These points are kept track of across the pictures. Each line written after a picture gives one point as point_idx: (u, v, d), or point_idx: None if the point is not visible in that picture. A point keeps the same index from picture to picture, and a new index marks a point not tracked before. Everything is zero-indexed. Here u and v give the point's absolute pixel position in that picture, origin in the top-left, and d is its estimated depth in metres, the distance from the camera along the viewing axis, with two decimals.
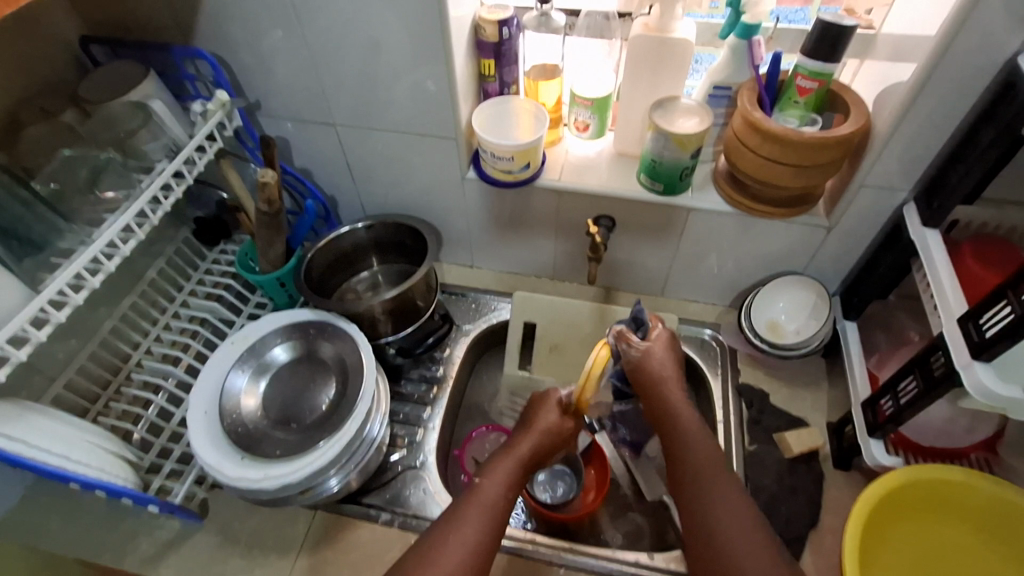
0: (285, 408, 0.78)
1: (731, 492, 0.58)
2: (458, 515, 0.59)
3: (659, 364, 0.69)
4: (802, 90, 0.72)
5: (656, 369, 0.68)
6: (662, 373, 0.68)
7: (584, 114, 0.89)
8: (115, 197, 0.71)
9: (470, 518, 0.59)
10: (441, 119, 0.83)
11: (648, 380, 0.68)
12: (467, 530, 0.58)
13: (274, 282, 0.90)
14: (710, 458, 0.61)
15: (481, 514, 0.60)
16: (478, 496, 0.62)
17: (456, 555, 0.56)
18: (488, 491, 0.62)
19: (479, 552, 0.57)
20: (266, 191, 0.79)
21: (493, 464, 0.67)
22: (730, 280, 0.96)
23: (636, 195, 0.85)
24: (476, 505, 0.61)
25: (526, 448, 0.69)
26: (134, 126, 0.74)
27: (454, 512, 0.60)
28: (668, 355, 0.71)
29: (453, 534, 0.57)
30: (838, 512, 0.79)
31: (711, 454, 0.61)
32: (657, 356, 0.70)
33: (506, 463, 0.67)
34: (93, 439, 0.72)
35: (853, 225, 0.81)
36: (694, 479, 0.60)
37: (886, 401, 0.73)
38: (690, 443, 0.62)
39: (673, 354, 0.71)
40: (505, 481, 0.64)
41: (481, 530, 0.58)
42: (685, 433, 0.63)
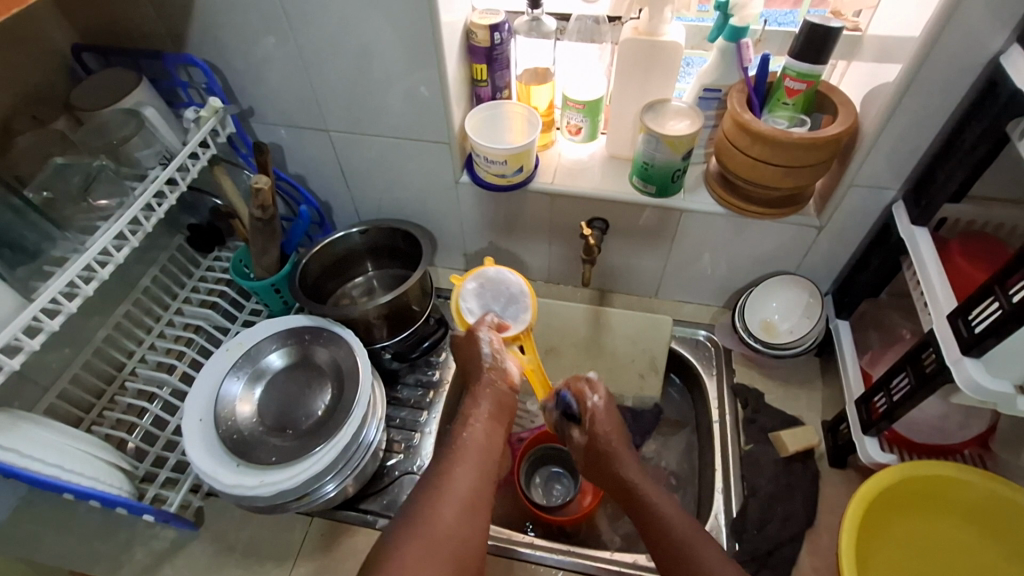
0: (281, 413, 0.77)
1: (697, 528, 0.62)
2: (448, 470, 0.60)
3: (619, 454, 0.70)
4: (791, 92, 0.73)
5: (613, 458, 0.70)
6: (613, 457, 0.70)
7: (576, 117, 0.89)
8: (108, 204, 0.71)
9: (458, 469, 0.61)
10: (434, 123, 0.84)
11: (604, 470, 0.71)
12: (456, 484, 0.59)
13: (268, 288, 0.90)
14: (684, 519, 0.63)
15: (468, 465, 0.61)
16: (462, 447, 0.63)
17: (448, 510, 0.57)
18: (468, 442, 0.64)
19: (471, 506, 0.58)
20: (260, 197, 0.78)
21: (468, 408, 0.68)
22: (724, 281, 0.97)
23: (629, 197, 0.86)
24: (465, 454, 0.62)
25: (486, 384, 0.70)
26: (127, 133, 0.74)
27: (442, 466, 0.61)
28: (615, 427, 0.72)
29: (447, 486, 0.59)
30: (835, 511, 0.80)
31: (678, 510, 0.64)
32: (604, 428, 0.72)
33: (482, 397, 0.69)
34: (86, 448, 0.71)
35: (843, 224, 0.82)
36: (675, 547, 0.60)
37: (879, 398, 0.73)
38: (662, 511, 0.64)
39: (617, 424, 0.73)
40: (478, 424, 0.67)
41: (473, 485, 0.60)
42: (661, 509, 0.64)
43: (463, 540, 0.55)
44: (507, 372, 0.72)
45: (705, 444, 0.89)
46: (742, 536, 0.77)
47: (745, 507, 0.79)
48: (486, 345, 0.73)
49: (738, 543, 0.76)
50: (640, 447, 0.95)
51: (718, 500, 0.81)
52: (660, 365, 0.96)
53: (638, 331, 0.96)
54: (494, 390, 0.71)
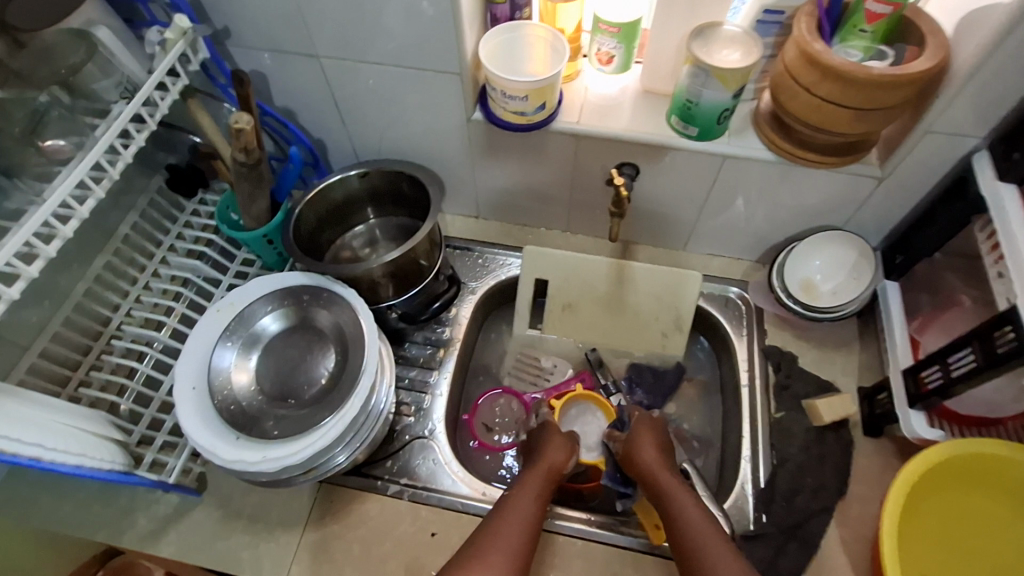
0: (282, 381, 0.71)
1: (712, 531, 0.64)
2: (477, 549, 0.62)
3: (644, 446, 0.75)
4: (872, 16, 0.62)
5: (638, 451, 0.75)
6: (648, 459, 0.73)
7: (608, 43, 0.76)
8: (63, 147, 0.61)
9: (498, 544, 0.63)
10: (443, 49, 0.71)
11: (643, 471, 0.73)
12: (483, 561, 0.61)
13: (259, 239, 0.81)
14: (703, 517, 0.65)
15: (498, 544, 0.63)
16: (495, 526, 0.65)
17: None
18: (512, 515, 0.66)
19: None
20: (243, 138, 0.67)
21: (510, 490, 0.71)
22: (760, 234, 0.88)
23: (666, 140, 0.75)
24: (498, 533, 0.64)
25: (537, 470, 0.73)
26: (78, 60, 0.62)
27: (473, 546, 0.63)
28: (648, 428, 0.78)
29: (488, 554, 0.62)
30: (867, 481, 0.76)
31: (697, 506, 0.67)
32: (640, 431, 0.78)
33: (524, 483, 0.71)
34: (70, 422, 0.64)
35: (909, 176, 0.72)
36: (691, 549, 0.63)
37: (931, 372, 0.67)
38: (692, 521, 0.65)
39: (659, 443, 0.76)
40: (518, 503, 0.68)
41: (502, 560, 0.61)
42: (678, 501, 0.68)
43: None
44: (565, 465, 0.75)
45: (731, 408, 0.85)
46: (770, 508, 0.74)
47: (774, 478, 0.75)
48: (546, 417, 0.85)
49: (765, 515, 0.74)
50: (661, 408, 0.91)
51: (745, 469, 0.77)
52: (686, 324, 0.90)
53: (662, 286, 0.89)
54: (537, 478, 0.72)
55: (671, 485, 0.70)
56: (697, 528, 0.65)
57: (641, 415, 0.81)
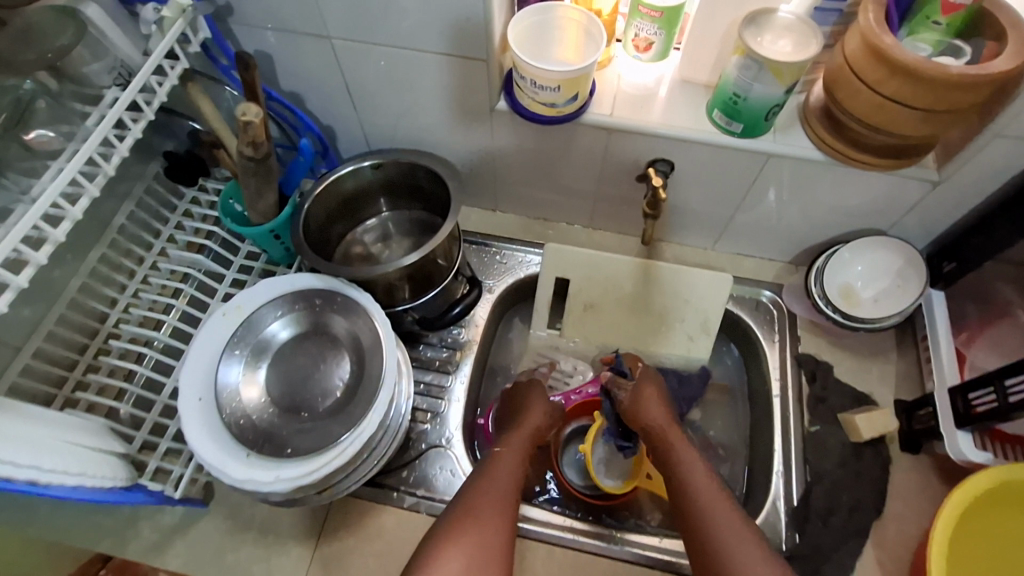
0: (294, 393, 0.67)
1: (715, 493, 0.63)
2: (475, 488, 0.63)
3: (650, 402, 0.73)
4: (948, 6, 0.56)
5: (643, 410, 0.72)
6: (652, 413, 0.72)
7: (648, 28, 0.69)
8: (52, 138, 0.55)
9: (493, 497, 0.62)
10: (468, 32, 0.65)
11: (642, 421, 0.72)
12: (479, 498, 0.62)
13: (267, 235, 0.76)
14: (709, 483, 0.64)
15: (494, 483, 0.64)
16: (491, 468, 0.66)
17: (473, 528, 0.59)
18: (502, 466, 0.66)
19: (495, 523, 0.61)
20: (251, 132, 0.62)
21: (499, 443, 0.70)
22: (798, 235, 0.83)
23: (707, 136, 0.70)
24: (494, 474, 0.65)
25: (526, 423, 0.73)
26: (66, 42, 0.56)
27: (471, 487, 0.64)
28: (652, 382, 0.76)
29: (483, 506, 0.61)
30: (905, 500, 0.73)
31: (701, 470, 0.66)
32: (644, 386, 0.76)
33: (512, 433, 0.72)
34: (65, 437, 0.59)
35: (969, 181, 0.67)
36: (691, 507, 0.62)
37: (984, 395, 0.64)
38: (688, 468, 0.66)
39: (663, 397, 0.75)
40: (508, 452, 0.69)
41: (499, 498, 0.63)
42: (676, 450, 0.68)
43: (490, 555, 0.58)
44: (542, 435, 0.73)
45: (762, 418, 0.81)
46: (804, 527, 0.71)
47: (808, 495, 0.72)
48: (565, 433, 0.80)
49: (799, 535, 0.71)
50: (686, 415, 0.87)
51: (776, 484, 0.74)
52: (713, 327, 0.86)
53: (691, 288, 0.85)
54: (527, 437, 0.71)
55: (669, 435, 0.70)
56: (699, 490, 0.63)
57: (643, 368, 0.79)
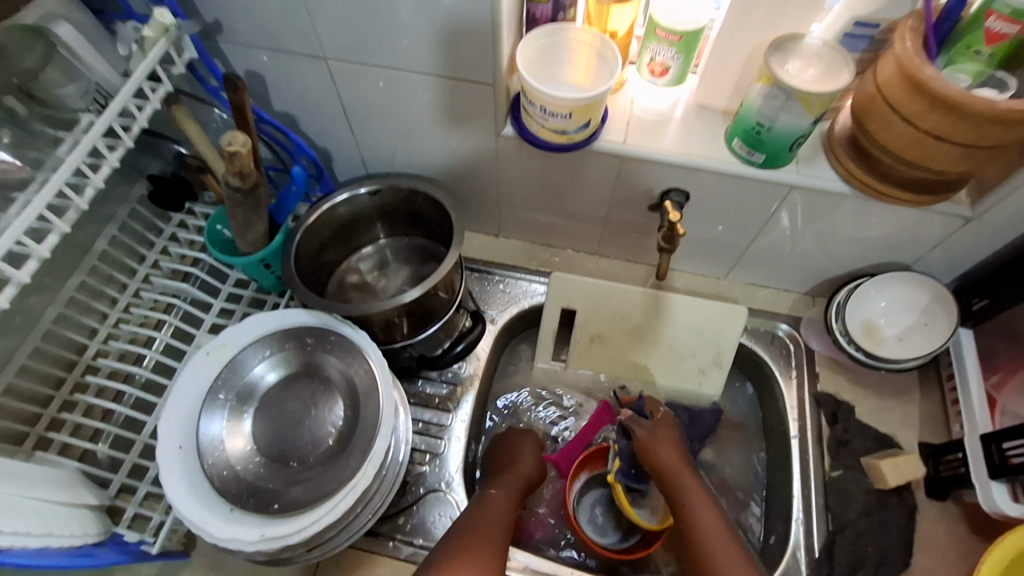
0: (282, 441, 0.62)
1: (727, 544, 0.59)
2: (468, 525, 0.61)
3: (663, 442, 0.68)
4: (992, 37, 0.52)
5: (657, 453, 0.67)
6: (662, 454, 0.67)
7: (665, 52, 0.65)
8: (19, 167, 0.50)
9: (486, 535, 0.60)
10: (475, 54, 0.61)
11: (655, 463, 0.67)
12: (473, 533, 0.60)
13: (256, 264, 0.71)
14: (718, 526, 0.61)
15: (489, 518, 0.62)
16: (484, 505, 0.64)
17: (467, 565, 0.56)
18: (494, 504, 0.65)
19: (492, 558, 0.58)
20: (238, 162, 0.57)
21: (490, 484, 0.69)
22: (817, 267, 0.79)
23: (726, 167, 0.66)
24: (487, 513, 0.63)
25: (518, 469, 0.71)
26: (35, 64, 0.51)
27: (462, 522, 0.62)
28: (668, 425, 0.71)
29: (477, 545, 0.58)
30: (933, 552, 0.69)
31: (711, 515, 0.62)
32: (659, 427, 0.70)
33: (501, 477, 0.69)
34: (30, 492, 0.54)
35: (1004, 217, 0.63)
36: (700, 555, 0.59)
37: (1021, 446, 0.60)
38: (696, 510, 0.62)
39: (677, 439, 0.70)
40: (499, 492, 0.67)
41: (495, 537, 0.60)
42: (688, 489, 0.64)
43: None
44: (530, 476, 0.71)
45: (779, 460, 0.77)
46: None
47: (831, 547, 0.68)
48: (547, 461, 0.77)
49: None
50: (698, 455, 0.82)
51: (797, 534, 0.70)
52: (726, 360, 0.82)
53: (705, 322, 0.81)
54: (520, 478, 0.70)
55: (681, 476, 0.65)
56: (710, 538, 0.60)
57: (664, 411, 0.73)
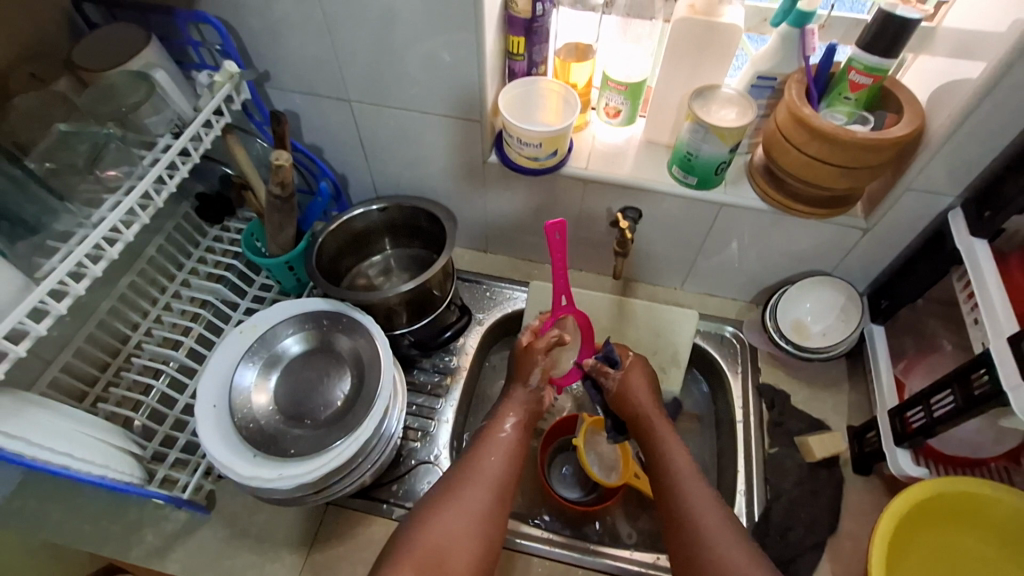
0: (299, 403, 0.74)
1: (694, 477, 0.67)
2: (477, 459, 0.67)
3: (637, 388, 0.77)
4: (855, 85, 0.68)
5: (632, 394, 0.77)
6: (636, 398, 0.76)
7: (616, 99, 0.83)
8: (116, 175, 0.65)
9: (489, 475, 0.66)
10: (466, 97, 0.78)
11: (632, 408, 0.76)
12: (481, 468, 0.66)
13: (282, 265, 0.86)
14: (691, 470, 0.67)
15: (496, 454, 0.69)
16: (494, 441, 0.70)
17: (474, 497, 0.64)
18: (504, 439, 0.70)
19: (493, 493, 0.65)
20: (281, 174, 0.73)
21: (503, 410, 0.75)
22: (755, 277, 0.93)
23: (667, 187, 0.82)
24: (495, 448, 0.69)
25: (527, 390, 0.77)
26: (137, 99, 0.67)
27: (472, 457, 0.68)
28: (641, 368, 0.80)
29: (478, 484, 0.65)
30: (858, 518, 0.79)
31: (687, 460, 0.69)
32: (633, 371, 0.79)
33: (515, 405, 0.75)
34: (93, 432, 0.67)
35: (891, 228, 0.78)
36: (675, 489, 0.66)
37: (915, 412, 0.72)
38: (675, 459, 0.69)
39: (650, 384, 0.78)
40: (511, 425, 0.73)
41: (501, 472, 0.67)
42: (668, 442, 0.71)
43: (492, 522, 0.63)
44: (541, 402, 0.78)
45: (727, 442, 0.88)
46: (764, 541, 0.76)
47: (768, 511, 0.78)
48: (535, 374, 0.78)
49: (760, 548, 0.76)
50: None
51: (739, 502, 0.80)
52: (683, 359, 0.92)
53: (661, 322, 0.93)
54: (527, 400, 0.76)
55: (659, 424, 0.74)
56: (682, 472, 0.67)
57: (633, 357, 0.81)
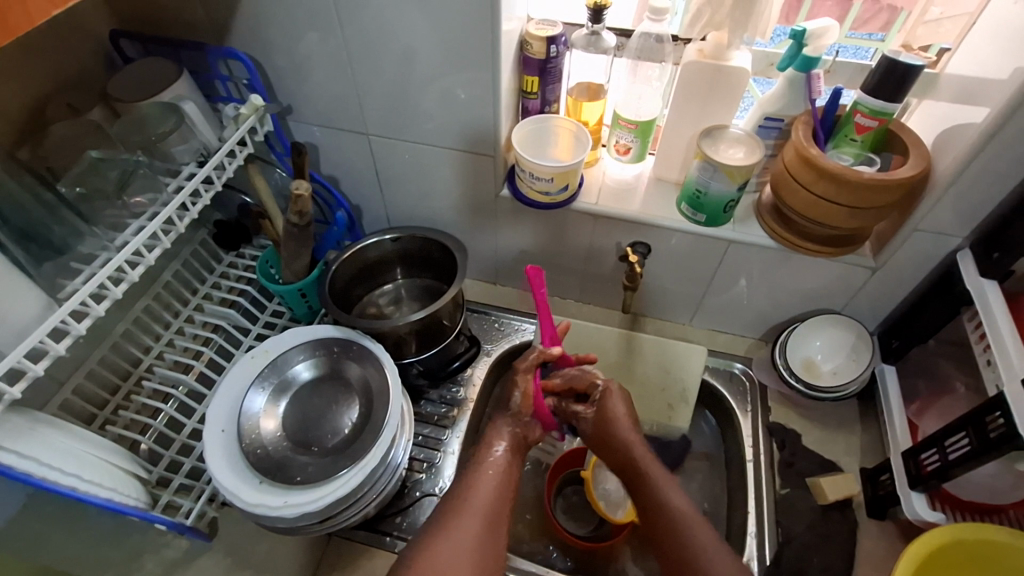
0: (306, 430, 0.74)
1: (697, 517, 0.64)
2: (471, 484, 0.67)
3: (617, 418, 0.74)
4: (861, 128, 0.70)
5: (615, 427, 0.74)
6: (618, 429, 0.74)
7: (626, 136, 0.85)
8: (143, 201, 0.67)
9: (480, 500, 0.65)
10: (480, 133, 0.80)
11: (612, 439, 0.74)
12: (476, 492, 0.66)
13: (295, 293, 0.87)
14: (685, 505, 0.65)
15: (489, 478, 0.67)
16: (485, 464, 0.69)
17: (470, 522, 0.62)
18: (495, 462, 0.69)
19: (491, 520, 0.64)
20: (299, 204, 0.75)
21: (491, 436, 0.72)
22: (763, 314, 0.93)
23: (676, 224, 0.83)
24: (487, 471, 0.68)
25: (517, 416, 0.74)
26: (166, 129, 0.70)
27: (466, 479, 0.68)
28: (616, 399, 0.76)
29: (469, 508, 0.64)
30: (874, 565, 0.76)
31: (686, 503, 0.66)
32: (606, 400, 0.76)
33: (504, 430, 0.73)
34: (101, 454, 0.67)
35: (899, 268, 0.78)
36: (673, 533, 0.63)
37: (930, 455, 0.70)
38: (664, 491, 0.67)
39: (626, 415, 0.75)
40: (501, 451, 0.71)
41: (493, 496, 0.66)
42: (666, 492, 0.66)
43: (483, 552, 0.61)
44: (528, 426, 0.75)
45: (736, 482, 0.86)
46: None
47: (779, 555, 0.76)
48: (521, 393, 0.75)
49: None
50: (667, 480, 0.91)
51: (750, 545, 0.78)
52: (692, 396, 0.92)
53: (669, 358, 0.93)
54: (513, 424, 0.74)
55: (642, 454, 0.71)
56: (678, 509, 0.65)
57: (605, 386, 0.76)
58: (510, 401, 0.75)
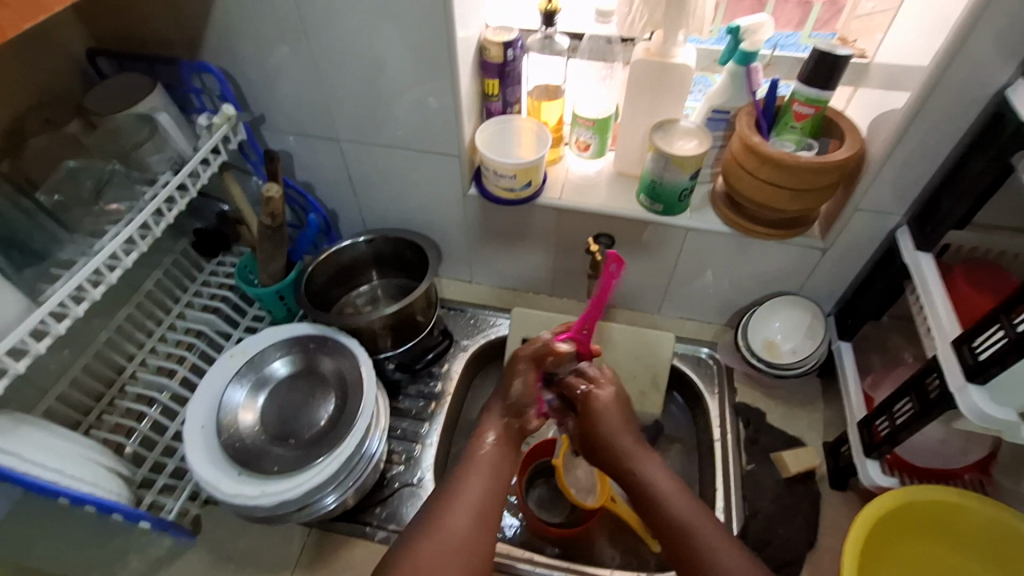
0: (283, 424, 0.77)
1: (682, 493, 0.65)
2: (461, 483, 0.66)
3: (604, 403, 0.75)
4: (799, 116, 0.74)
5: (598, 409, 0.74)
6: (607, 416, 0.73)
7: (585, 134, 0.89)
8: (119, 208, 0.70)
9: (473, 499, 0.64)
10: (444, 135, 0.84)
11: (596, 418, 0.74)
12: (468, 492, 0.64)
13: (272, 295, 0.89)
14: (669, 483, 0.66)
15: (480, 476, 0.67)
16: (475, 463, 0.68)
17: (461, 517, 0.62)
18: (484, 459, 0.69)
19: (481, 515, 0.63)
20: (271, 206, 0.79)
21: (483, 426, 0.74)
22: (726, 300, 0.97)
23: (636, 215, 0.87)
24: (478, 470, 0.67)
25: (509, 406, 0.76)
26: (140, 139, 0.74)
27: (455, 481, 0.66)
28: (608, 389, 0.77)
29: (456, 505, 0.63)
30: (836, 533, 0.80)
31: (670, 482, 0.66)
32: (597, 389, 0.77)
33: (496, 420, 0.74)
34: (84, 453, 0.70)
35: (847, 247, 0.83)
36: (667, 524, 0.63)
37: (882, 422, 0.74)
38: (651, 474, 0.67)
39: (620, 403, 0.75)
40: (492, 441, 0.72)
41: (483, 493, 0.65)
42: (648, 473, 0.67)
43: (473, 545, 0.60)
44: (524, 416, 0.75)
45: (706, 461, 0.89)
46: None
47: (746, 527, 0.79)
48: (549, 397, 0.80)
49: None
50: None
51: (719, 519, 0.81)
52: (663, 383, 0.95)
53: (639, 346, 0.95)
54: (506, 414, 0.75)
55: (618, 433, 0.72)
56: (666, 489, 0.65)
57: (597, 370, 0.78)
58: (510, 391, 0.77)
